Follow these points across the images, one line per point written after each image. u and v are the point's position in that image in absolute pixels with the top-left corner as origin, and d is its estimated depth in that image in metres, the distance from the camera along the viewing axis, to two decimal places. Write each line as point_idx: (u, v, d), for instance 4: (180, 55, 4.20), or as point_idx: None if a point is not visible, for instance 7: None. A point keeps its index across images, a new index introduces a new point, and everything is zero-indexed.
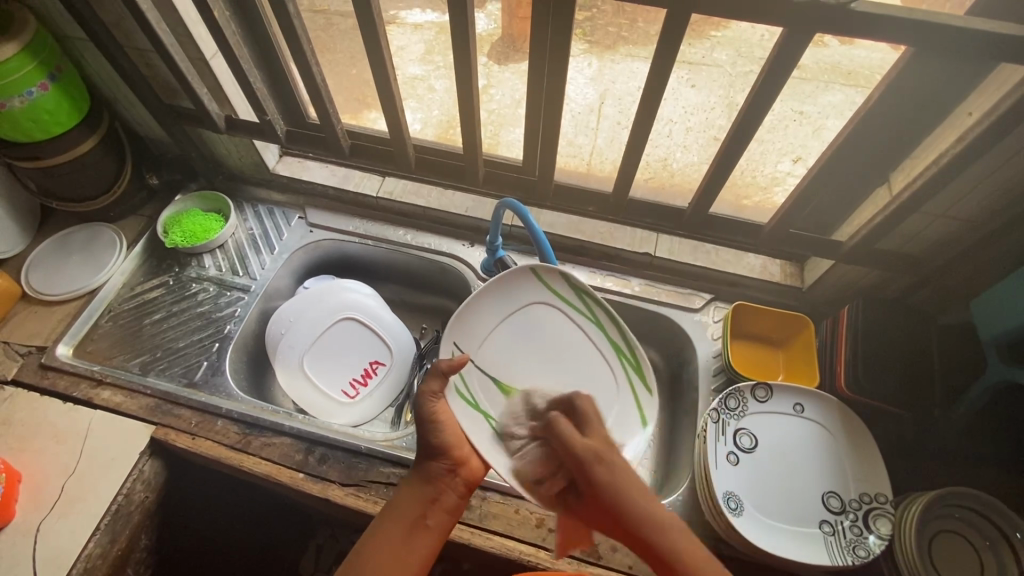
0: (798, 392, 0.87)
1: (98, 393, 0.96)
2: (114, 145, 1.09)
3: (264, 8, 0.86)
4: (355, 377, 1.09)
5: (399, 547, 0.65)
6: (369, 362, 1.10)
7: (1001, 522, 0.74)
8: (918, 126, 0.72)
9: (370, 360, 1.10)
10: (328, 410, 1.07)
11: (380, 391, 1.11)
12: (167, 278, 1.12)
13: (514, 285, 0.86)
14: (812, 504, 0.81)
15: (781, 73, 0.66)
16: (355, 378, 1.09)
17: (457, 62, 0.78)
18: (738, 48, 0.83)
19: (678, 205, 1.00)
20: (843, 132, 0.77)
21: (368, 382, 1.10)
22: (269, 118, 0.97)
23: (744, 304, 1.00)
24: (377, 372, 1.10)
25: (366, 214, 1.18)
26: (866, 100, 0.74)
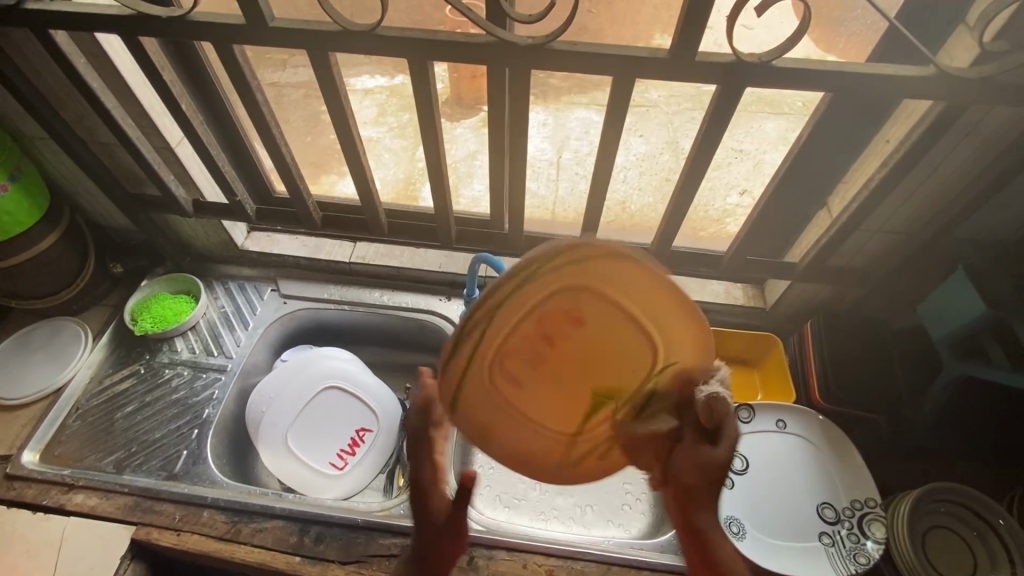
0: (778, 409, 0.91)
1: (70, 498, 0.90)
2: (76, 238, 1.07)
3: (227, 96, 0.89)
4: (342, 447, 1.07)
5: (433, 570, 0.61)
6: (356, 430, 1.08)
7: (982, 511, 0.79)
8: (846, 157, 0.81)
9: (356, 429, 1.09)
10: (317, 485, 1.04)
11: (369, 460, 1.09)
12: (138, 366, 1.08)
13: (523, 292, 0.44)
14: (809, 518, 0.83)
15: (720, 126, 0.71)
16: (343, 449, 1.07)
17: (423, 132, 0.81)
18: (678, 92, 0.89)
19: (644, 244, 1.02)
20: (783, 166, 0.84)
21: (356, 451, 1.08)
22: (238, 199, 0.99)
23: (715, 329, 1.04)
24: (365, 440, 1.09)
25: (340, 280, 1.19)
26: (797, 138, 0.82)
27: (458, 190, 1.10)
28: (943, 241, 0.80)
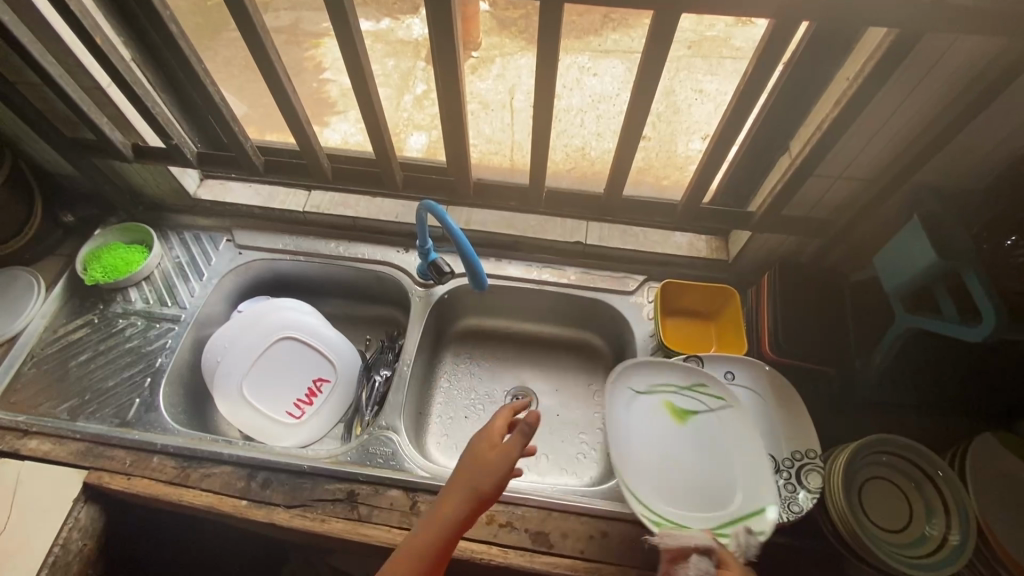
0: (726, 360, 0.90)
1: (25, 443, 0.92)
2: (20, 185, 1.04)
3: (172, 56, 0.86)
4: (299, 397, 1.08)
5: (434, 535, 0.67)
6: (313, 380, 1.09)
7: (921, 461, 0.79)
8: (804, 97, 0.75)
9: (313, 379, 1.09)
10: (274, 433, 1.06)
11: (327, 408, 1.11)
12: (92, 316, 1.07)
13: (659, 369, 0.90)
14: (749, 468, 0.83)
15: (659, 54, 0.66)
16: (300, 398, 1.08)
17: (349, 67, 0.78)
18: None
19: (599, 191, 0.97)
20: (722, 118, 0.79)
21: (314, 400, 1.09)
22: (174, 143, 0.95)
23: (672, 282, 1.01)
24: (322, 390, 1.10)
25: (294, 231, 1.17)
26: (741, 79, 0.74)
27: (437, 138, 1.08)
28: (899, 186, 0.75)
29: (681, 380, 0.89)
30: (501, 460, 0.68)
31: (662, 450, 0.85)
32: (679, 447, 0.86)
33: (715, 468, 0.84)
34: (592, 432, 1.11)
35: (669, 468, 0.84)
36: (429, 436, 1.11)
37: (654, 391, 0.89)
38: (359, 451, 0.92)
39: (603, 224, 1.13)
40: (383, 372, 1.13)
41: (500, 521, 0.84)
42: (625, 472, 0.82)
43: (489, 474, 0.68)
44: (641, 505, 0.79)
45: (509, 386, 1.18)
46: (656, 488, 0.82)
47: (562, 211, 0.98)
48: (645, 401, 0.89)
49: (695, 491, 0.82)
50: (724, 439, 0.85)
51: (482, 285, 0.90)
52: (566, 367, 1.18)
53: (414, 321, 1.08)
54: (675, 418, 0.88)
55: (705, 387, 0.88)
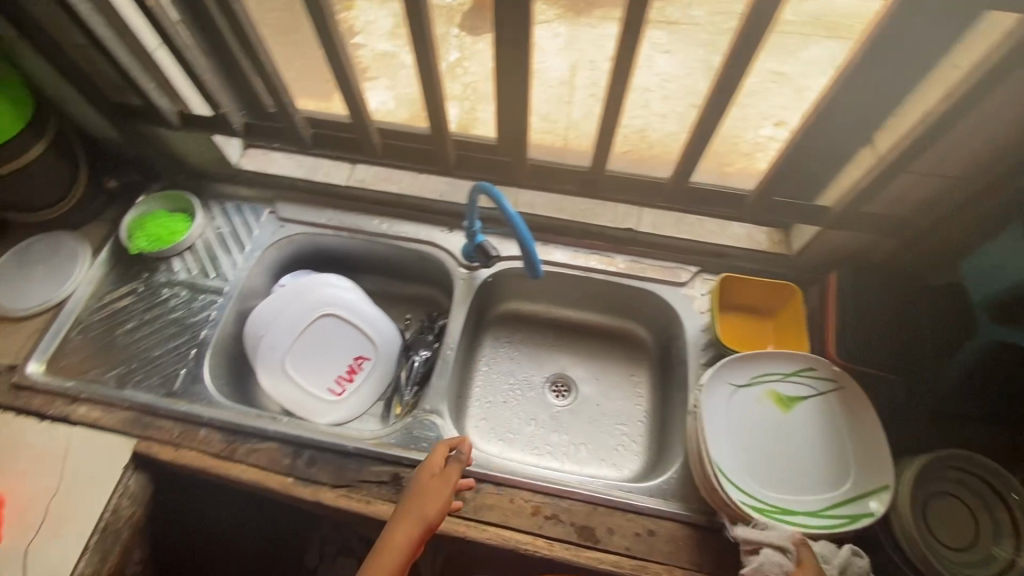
0: (783, 361, 0.87)
1: (75, 409, 0.93)
2: (65, 149, 1.03)
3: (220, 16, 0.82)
4: (340, 374, 1.07)
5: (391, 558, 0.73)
6: (354, 357, 1.08)
7: (983, 472, 0.76)
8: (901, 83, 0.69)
9: (354, 356, 1.08)
10: (315, 409, 1.05)
11: (367, 386, 1.09)
12: (137, 285, 1.07)
13: (771, 357, 0.87)
14: (811, 456, 0.82)
15: None
16: (341, 375, 1.07)
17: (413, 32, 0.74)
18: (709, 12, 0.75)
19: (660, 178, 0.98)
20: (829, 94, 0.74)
21: (355, 377, 1.08)
22: (222, 112, 0.92)
23: (731, 275, 0.98)
24: (363, 367, 1.09)
25: (337, 205, 1.14)
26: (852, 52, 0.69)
27: (470, 109, 0.93)
28: (1000, 186, 0.70)
29: (784, 367, 0.87)
30: (442, 492, 0.79)
31: (764, 435, 0.83)
32: (779, 434, 0.84)
33: (816, 459, 0.82)
34: (631, 425, 1.08)
35: (778, 455, 0.82)
36: (468, 419, 1.10)
37: (759, 380, 0.86)
38: (403, 434, 0.91)
39: (658, 211, 1.08)
40: (422, 352, 1.12)
41: (545, 512, 0.84)
42: (722, 452, 0.81)
43: (432, 506, 0.77)
44: (739, 485, 0.79)
45: (550, 372, 1.15)
46: (755, 471, 0.81)
47: (613, 194, 1.01)
48: (748, 394, 0.85)
49: (793, 477, 0.81)
50: (831, 427, 0.84)
51: (538, 271, 0.85)
52: (609, 356, 1.15)
53: (459, 303, 1.06)
54: (779, 406, 0.86)
55: (808, 372, 0.87)
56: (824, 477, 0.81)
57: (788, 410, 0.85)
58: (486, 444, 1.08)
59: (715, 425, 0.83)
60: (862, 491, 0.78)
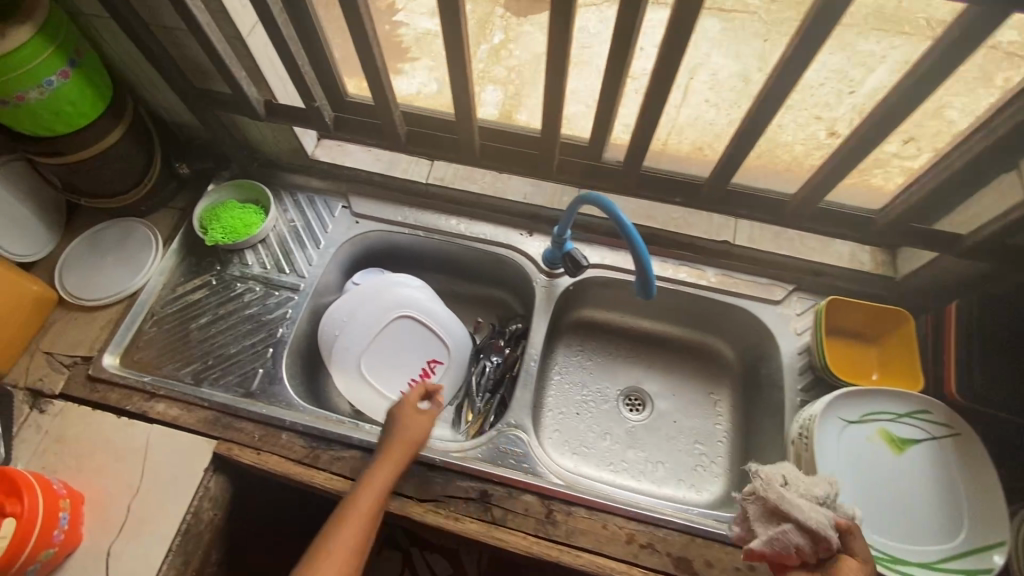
0: (898, 397, 0.81)
1: (152, 406, 0.91)
2: (141, 134, 0.99)
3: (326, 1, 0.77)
4: (414, 377, 1.03)
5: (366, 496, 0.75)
6: (427, 361, 1.04)
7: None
8: None
9: (427, 359, 1.04)
10: (389, 412, 1.01)
11: (439, 390, 1.05)
12: (209, 278, 1.04)
13: (882, 396, 0.81)
14: (929, 505, 0.77)
15: None
16: (415, 378, 1.03)
17: (554, 31, 0.69)
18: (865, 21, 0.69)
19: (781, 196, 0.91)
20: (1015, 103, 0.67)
21: (427, 382, 1.04)
22: (316, 105, 0.87)
23: (837, 298, 0.93)
24: (435, 372, 1.04)
25: (413, 202, 1.10)
26: None
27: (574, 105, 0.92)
28: None
29: (897, 406, 0.81)
30: (422, 426, 0.83)
31: (875, 480, 0.79)
32: (891, 478, 0.79)
33: (932, 506, 0.77)
34: (710, 445, 1.04)
35: (890, 500, 0.78)
36: (541, 430, 1.06)
37: (869, 419, 0.81)
38: (489, 448, 0.88)
39: (754, 223, 1.03)
40: (495, 358, 1.06)
41: (641, 541, 0.80)
42: None
43: (415, 435, 0.82)
44: None
45: (624, 385, 1.11)
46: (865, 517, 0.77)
47: (731, 210, 0.95)
48: (858, 432, 0.80)
49: (906, 526, 0.77)
50: (949, 473, 0.78)
51: (650, 292, 0.82)
52: (687, 371, 1.11)
53: (540, 313, 1.02)
54: (890, 448, 0.80)
55: (923, 414, 0.81)
56: (942, 527, 0.76)
57: (900, 453, 0.80)
58: (559, 457, 1.04)
59: (823, 466, 0.78)
60: (984, 544, 0.74)
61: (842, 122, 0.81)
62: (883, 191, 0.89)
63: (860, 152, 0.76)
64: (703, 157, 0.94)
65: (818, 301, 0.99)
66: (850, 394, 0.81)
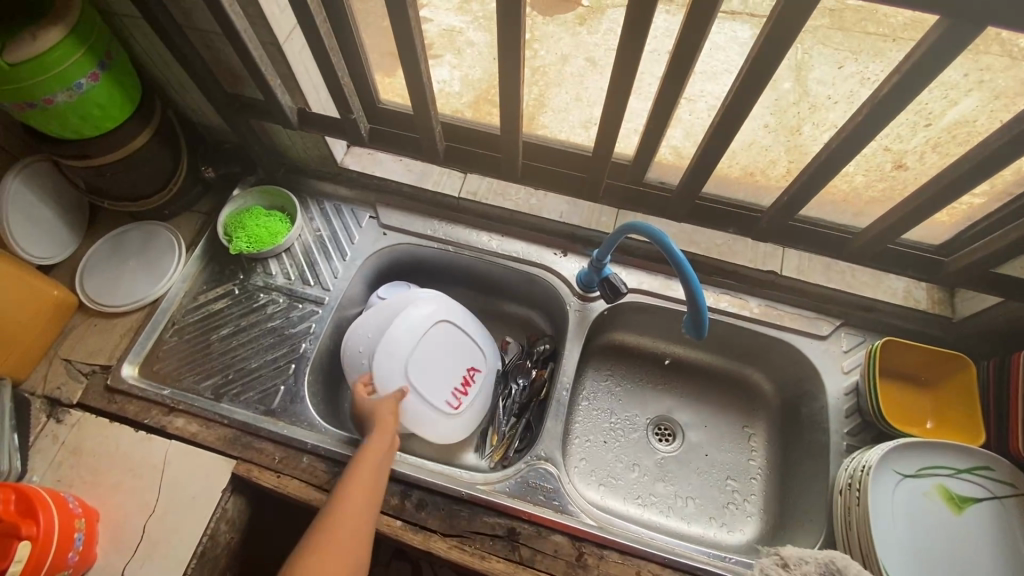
0: (960, 452, 0.76)
1: (171, 421, 0.88)
2: (168, 137, 0.95)
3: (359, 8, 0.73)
4: (455, 386, 0.95)
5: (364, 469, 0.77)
6: (466, 369, 0.97)
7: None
8: None
9: (466, 367, 0.97)
10: (432, 424, 0.92)
11: (479, 401, 0.98)
12: (232, 287, 1.01)
13: (941, 449, 0.76)
14: (991, 571, 0.72)
15: None
16: (456, 387, 0.95)
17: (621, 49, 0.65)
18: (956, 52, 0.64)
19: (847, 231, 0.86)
20: None
21: (468, 391, 0.96)
22: (353, 117, 0.84)
23: (891, 338, 0.88)
24: (475, 380, 0.97)
25: (444, 215, 1.06)
26: None
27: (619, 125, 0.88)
28: None
29: (957, 461, 0.76)
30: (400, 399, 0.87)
31: (932, 541, 0.73)
32: (950, 539, 0.73)
33: (994, 572, 0.72)
34: (745, 483, 0.99)
35: (950, 564, 0.72)
36: (567, 458, 1.02)
37: (928, 474, 0.75)
38: (517, 482, 0.84)
39: (802, 252, 0.98)
40: (521, 381, 1.02)
41: None
42: (885, 559, 0.71)
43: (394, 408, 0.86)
44: None
45: (654, 414, 1.06)
46: None
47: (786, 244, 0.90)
48: (915, 487, 0.75)
49: None
50: (1013, 537, 0.73)
51: (701, 332, 0.78)
52: (721, 402, 1.06)
53: (573, 338, 0.98)
54: (949, 506, 0.75)
55: (985, 471, 0.75)
56: None
57: (959, 511, 0.75)
58: (585, 488, 0.99)
59: (878, 524, 0.73)
60: None
61: (913, 154, 0.76)
62: (949, 228, 0.83)
63: (936, 191, 0.70)
64: (754, 183, 0.89)
65: (867, 338, 0.94)
66: (907, 446, 0.75)
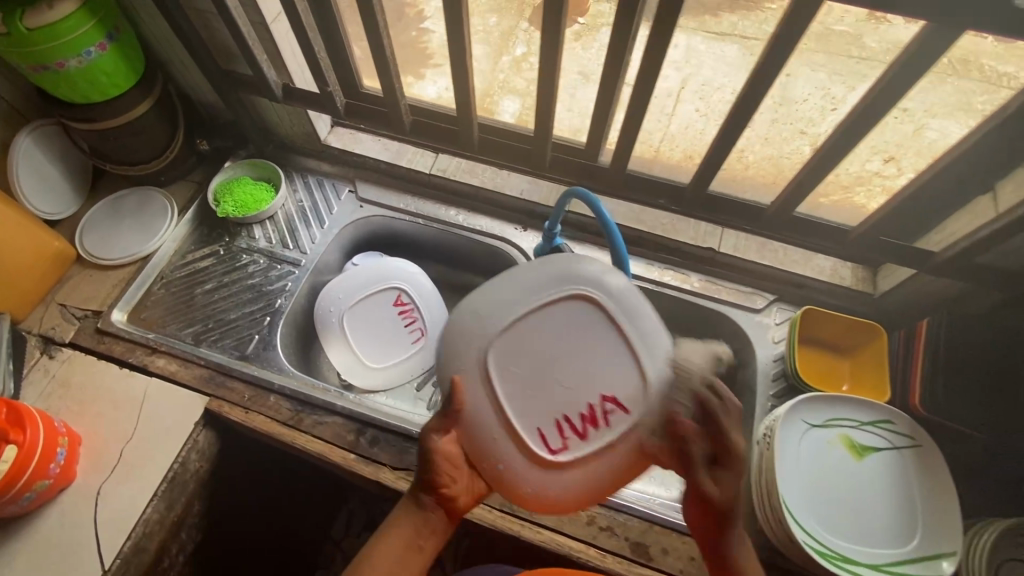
0: (864, 408, 0.83)
1: (153, 361, 0.96)
2: (167, 108, 1.06)
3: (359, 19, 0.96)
4: (568, 418, 0.67)
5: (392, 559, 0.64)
6: (596, 394, 0.67)
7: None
8: None
9: (596, 393, 0.67)
10: (518, 466, 0.68)
11: (601, 454, 0.67)
12: (217, 248, 1.10)
13: (847, 405, 0.84)
14: (884, 511, 0.79)
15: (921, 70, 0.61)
16: (569, 420, 0.67)
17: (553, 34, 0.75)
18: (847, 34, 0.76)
19: (760, 203, 0.92)
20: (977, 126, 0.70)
21: (588, 430, 0.67)
22: (329, 91, 0.94)
23: (812, 308, 0.96)
24: (606, 417, 0.67)
25: (417, 191, 1.15)
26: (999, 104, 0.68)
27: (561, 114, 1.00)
28: None
29: (861, 415, 0.83)
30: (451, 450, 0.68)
31: (829, 482, 0.81)
32: (847, 482, 0.81)
33: (887, 513, 0.79)
34: None
35: (845, 503, 0.80)
36: None
37: (833, 425, 0.83)
38: None
39: (740, 232, 1.06)
40: None
41: (600, 524, 0.83)
42: (786, 495, 0.79)
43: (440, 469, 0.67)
44: (804, 531, 0.77)
45: None
46: (821, 518, 0.79)
47: (711, 215, 0.95)
48: (820, 435, 0.83)
49: (860, 530, 0.78)
50: (906, 483, 0.80)
51: None
52: None
53: None
54: (851, 453, 0.83)
55: (886, 424, 0.83)
56: (894, 532, 0.78)
57: (861, 460, 0.82)
58: None
59: (782, 465, 0.81)
60: (932, 552, 0.75)
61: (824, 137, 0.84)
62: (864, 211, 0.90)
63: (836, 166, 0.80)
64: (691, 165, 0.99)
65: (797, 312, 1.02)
66: (813, 398, 0.84)
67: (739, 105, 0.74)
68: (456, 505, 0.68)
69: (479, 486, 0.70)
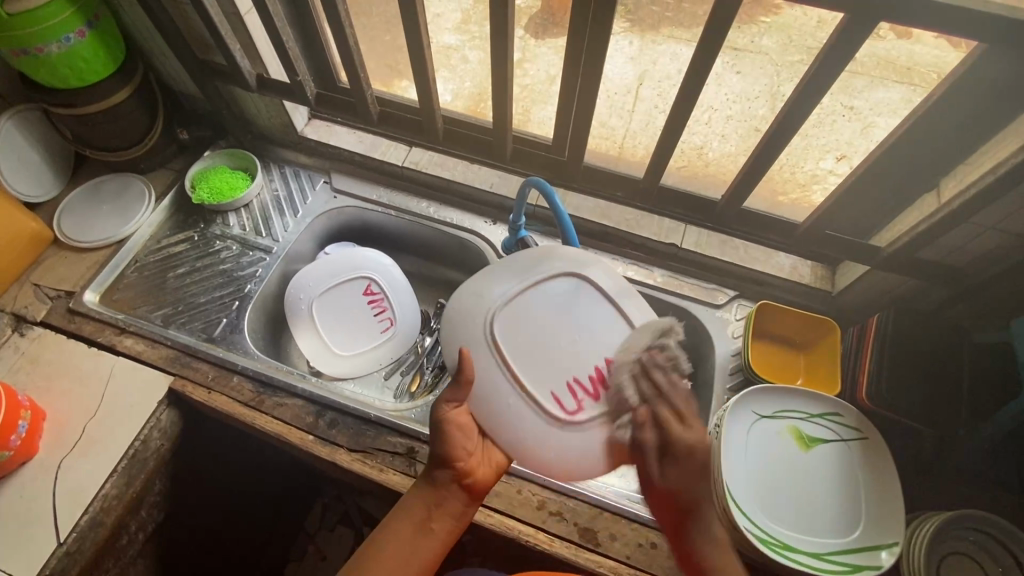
0: (813, 400, 0.85)
1: (121, 341, 0.98)
2: (147, 96, 1.09)
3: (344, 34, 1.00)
4: (578, 380, 0.75)
5: (410, 533, 0.66)
6: (596, 357, 0.76)
7: (996, 532, 0.74)
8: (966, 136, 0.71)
9: (596, 357, 0.76)
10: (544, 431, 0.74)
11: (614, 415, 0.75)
12: (192, 234, 1.13)
13: (797, 397, 0.85)
14: (828, 502, 0.80)
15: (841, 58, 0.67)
16: (579, 382, 0.75)
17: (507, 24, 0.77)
18: (790, 35, 0.77)
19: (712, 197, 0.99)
20: (910, 121, 0.73)
21: (599, 391, 0.75)
22: (299, 79, 0.97)
23: (768, 304, 0.97)
24: (611, 378, 0.75)
25: (390, 184, 1.18)
26: (925, 98, 0.71)
27: (525, 110, 1.03)
28: None
29: (810, 407, 0.85)
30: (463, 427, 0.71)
31: (776, 472, 0.82)
32: (793, 472, 0.82)
33: (830, 503, 0.80)
34: None
35: (790, 492, 0.81)
36: None
37: (781, 416, 0.85)
38: (423, 411, 0.93)
39: (702, 228, 1.07)
40: None
41: (550, 509, 0.84)
42: (731, 481, 0.80)
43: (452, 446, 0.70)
44: (747, 518, 0.78)
45: None
46: (765, 506, 0.80)
47: (667, 209, 1.03)
48: (768, 426, 0.84)
49: (802, 519, 0.79)
50: (852, 474, 0.81)
51: None
52: None
53: None
54: (799, 444, 0.84)
55: (835, 417, 0.84)
56: (836, 523, 0.79)
57: (810, 450, 0.83)
58: None
59: (729, 453, 0.82)
60: (873, 543, 0.76)
61: None
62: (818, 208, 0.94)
63: None
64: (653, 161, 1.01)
65: None
66: (765, 389, 0.85)
67: (683, 91, 0.80)
68: (473, 480, 0.70)
69: (496, 459, 0.73)
